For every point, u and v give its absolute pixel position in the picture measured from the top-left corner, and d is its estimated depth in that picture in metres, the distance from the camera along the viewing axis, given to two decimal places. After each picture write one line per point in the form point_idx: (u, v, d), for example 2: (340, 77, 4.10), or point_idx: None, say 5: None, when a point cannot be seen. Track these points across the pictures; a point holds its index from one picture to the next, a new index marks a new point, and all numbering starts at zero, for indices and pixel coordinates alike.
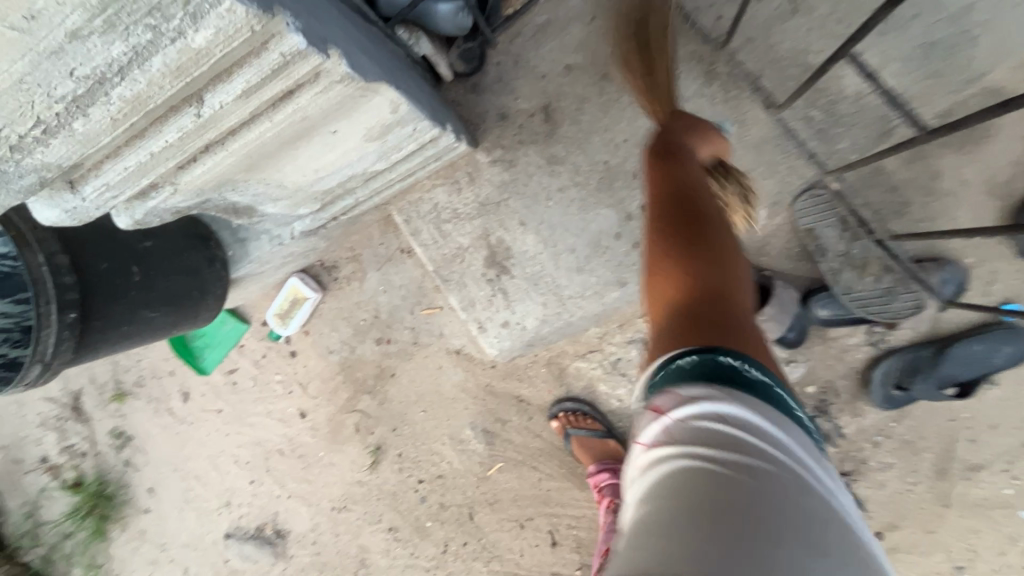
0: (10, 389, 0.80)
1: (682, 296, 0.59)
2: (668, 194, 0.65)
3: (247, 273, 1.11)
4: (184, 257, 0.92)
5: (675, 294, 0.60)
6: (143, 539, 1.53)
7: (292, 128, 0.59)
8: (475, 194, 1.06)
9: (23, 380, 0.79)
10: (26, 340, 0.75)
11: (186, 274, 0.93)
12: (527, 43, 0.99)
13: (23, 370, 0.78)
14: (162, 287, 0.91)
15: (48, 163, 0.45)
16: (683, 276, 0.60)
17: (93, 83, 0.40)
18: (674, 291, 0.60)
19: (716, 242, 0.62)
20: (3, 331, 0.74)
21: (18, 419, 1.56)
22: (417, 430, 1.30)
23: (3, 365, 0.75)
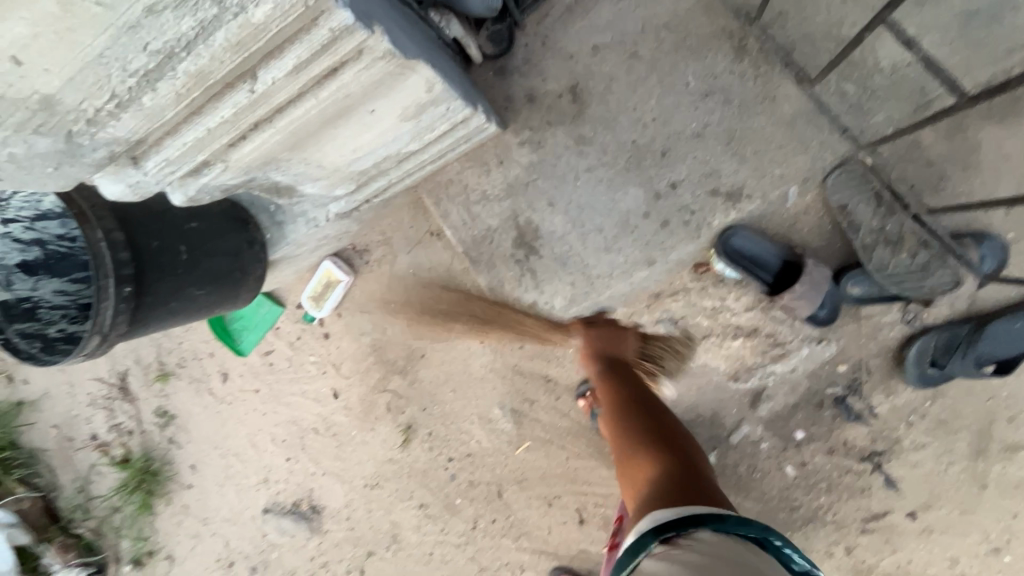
0: (71, 360, 0.85)
1: (657, 478, 0.87)
2: (624, 402, 0.99)
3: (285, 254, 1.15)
4: (227, 239, 0.96)
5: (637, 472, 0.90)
6: (186, 513, 1.61)
7: (335, 106, 0.61)
8: (503, 176, 1.08)
9: (84, 350, 0.84)
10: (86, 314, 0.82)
11: (229, 254, 0.96)
12: (556, 23, 1.00)
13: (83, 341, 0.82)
14: (207, 265, 0.94)
15: (119, 137, 0.50)
16: (645, 457, 0.91)
17: (163, 58, 0.44)
18: (642, 469, 0.90)
19: (646, 427, 0.96)
20: (63, 307, 0.84)
21: (69, 398, 1.65)
22: (446, 410, 1.33)
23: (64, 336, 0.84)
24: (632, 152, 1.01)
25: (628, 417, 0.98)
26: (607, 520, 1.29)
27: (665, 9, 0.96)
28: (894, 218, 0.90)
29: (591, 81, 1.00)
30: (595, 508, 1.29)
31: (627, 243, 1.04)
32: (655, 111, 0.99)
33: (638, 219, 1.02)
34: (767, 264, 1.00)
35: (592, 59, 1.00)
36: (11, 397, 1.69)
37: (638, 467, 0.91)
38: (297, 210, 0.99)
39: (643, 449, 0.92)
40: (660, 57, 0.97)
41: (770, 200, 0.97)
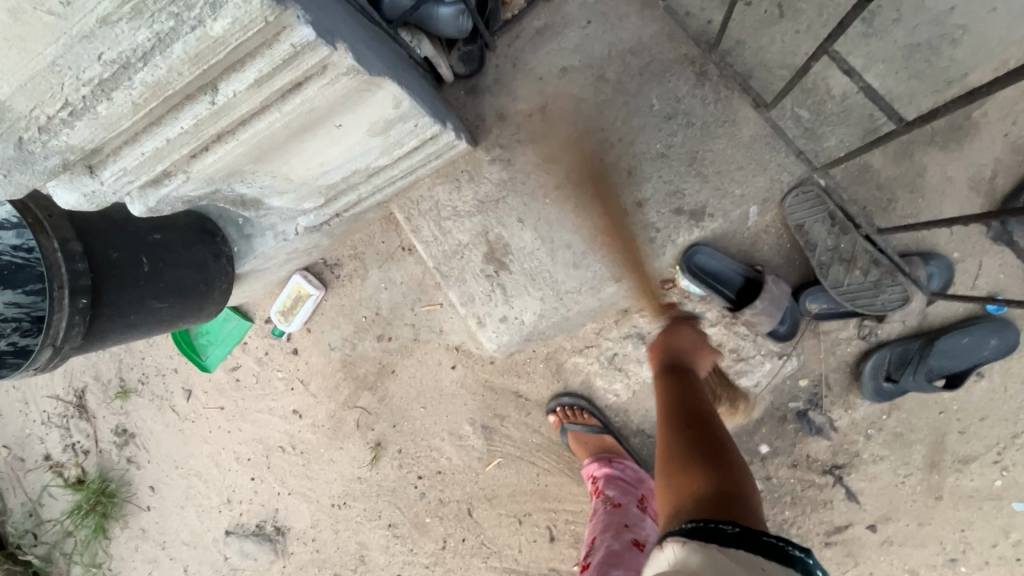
0: (20, 373, 0.82)
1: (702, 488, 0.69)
2: (672, 401, 0.87)
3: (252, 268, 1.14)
4: (194, 251, 0.95)
5: (671, 470, 0.75)
6: (144, 537, 1.55)
7: (300, 120, 0.62)
8: (474, 192, 1.09)
9: (33, 365, 0.81)
10: (37, 329, 0.78)
11: (194, 267, 0.95)
12: (526, 45, 1.03)
13: (33, 355, 0.79)
14: (170, 277, 0.93)
15: (72, 145, 0.49)
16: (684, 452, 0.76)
17: (119, 68, 0.44)
18: (678, 461, 0.75)
19: (696, 428, 0.80)
20: (13, 321, 0.76)
21: (21, 417, 1.58)
22: (417, 426, 1.32)
23: (13, 352, 0.78)
24: (600, 171, 1.03)
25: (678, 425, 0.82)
26: (578, 538, 1.28)
27: (630, 35, 1.00)
28: (848, 236, 0.94)
29: (559, 102, 1.03)
30: (566, 525, 1.28)
31: (595, 259, 1.06)
32: (621, 132, 1.02)
33: (605, 236, 1.05)
34: (729, 280, 1.02)
35: (561, 80, 1.03)
36: None
37: (674, 464, 0.75)
38: (266, 223, 0.99)
39: (688, 441, 0.78)
40: (625, 81, 1.01)
41: (731, 218, 1.00)
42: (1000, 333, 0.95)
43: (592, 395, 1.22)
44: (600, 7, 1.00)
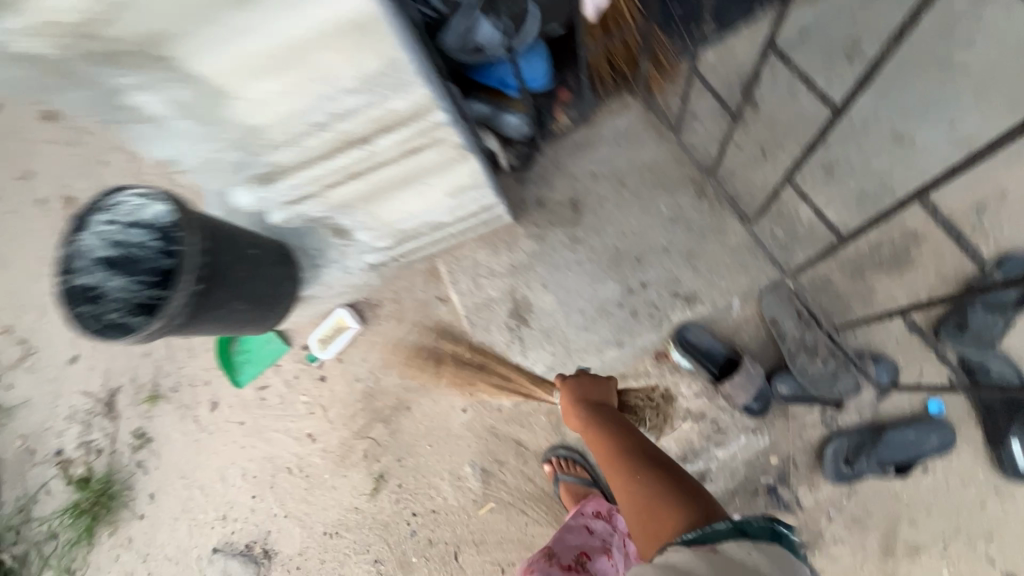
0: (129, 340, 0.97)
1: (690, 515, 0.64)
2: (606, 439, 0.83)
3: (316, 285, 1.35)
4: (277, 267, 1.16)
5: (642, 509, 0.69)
6: (129, 546, 1.57)
7: (410, 172, 0.87)
8: (509, 258, 1.32)
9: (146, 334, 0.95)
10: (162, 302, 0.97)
11: (275, 279, 1.17)
12: (566, 153, 1.32)
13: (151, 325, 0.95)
14: (256, 285, 1.13)
15: (271, 163, 0.72)
16: (649, 486, 0.70)
17: (328, 120, 0.67)
18: (646, 504, 0.69)
19: (639, 454, 0.77)
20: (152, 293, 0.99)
21: (48, 409, 1.68)
22: (420, 462, 1.43)
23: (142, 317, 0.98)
24: (614, 255, 1.28)
25: (621, 461, 0.77)
26: None
27: (648, 157, 1.30)
28: (811, 331, 1.15)
29: (588, 197, 1.30)
30: None
31: (602, 325, 1.27)
32: (634, 227, 1.28)
33: (613, 307, 1.27)
34: (714, 357, 1.21)
35: (591, 182, 1.31)
36: None
37: (642, 507, 0.69)
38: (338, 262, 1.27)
39: (639, 475, 0.73)
40: (640, 189, 1.28)
41: (717, 306, 1.23)
42: (939, 431, 1.11)
43: (585, 450, 1.34)
44: (627, 134, 1.31)
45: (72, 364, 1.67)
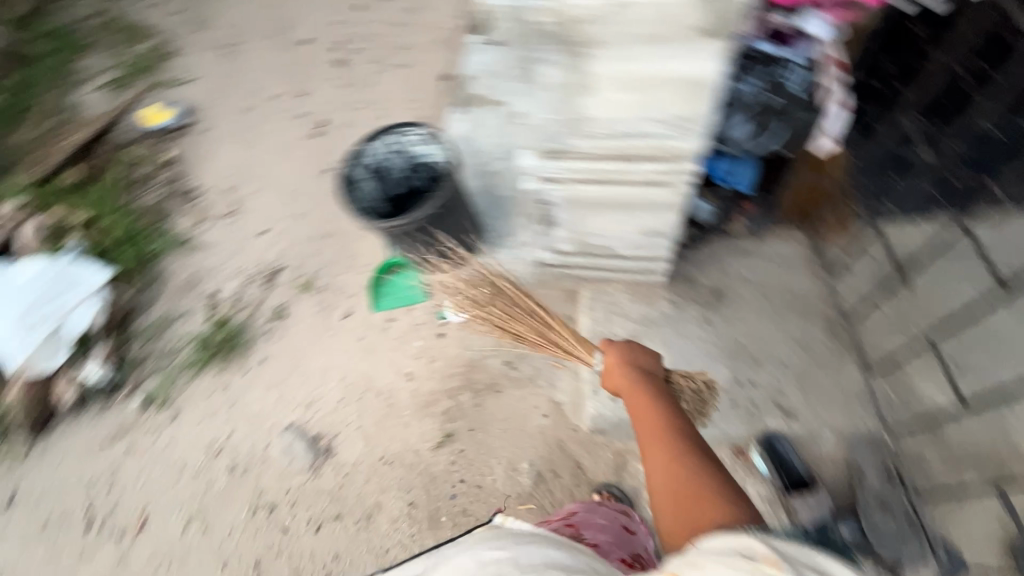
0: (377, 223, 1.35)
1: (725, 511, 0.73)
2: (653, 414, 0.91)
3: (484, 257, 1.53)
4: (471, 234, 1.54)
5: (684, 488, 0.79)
6: (224, 389, 1.82)
7: (634, 198, 1.13)
8: (643, 309, 1.52)
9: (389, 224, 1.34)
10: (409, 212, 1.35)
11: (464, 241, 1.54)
12: (730, 253, 1.56)
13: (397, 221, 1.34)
14: (454, 237, 1.51)
15: (566, 145, 1.00)
16: (696, 472, 0.80)
17: (627, 134, 0.95)
18: (691, 485, 0.78)
19: (687, 438, 0.86)
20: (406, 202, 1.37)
21: (225, 258, 2.04)
22: (487, 440, 1.58)
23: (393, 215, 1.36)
24: (735, 346, 1.44)
25: (669, 437, 0.86)
26: None
27: (798, 286, 1.51)
28: (893, 490, 1.25)
29: (733, 293, 1.51)
30: None
31: None
32: (763, 333, 1.45)
33: (717, 387, 1.41)
34: (792, 472, 1.31)
35: (740, 282, 1.52)
36: (184, 235, 2.11)
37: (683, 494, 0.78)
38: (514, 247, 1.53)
39: (680, 459, 0.82)
40: (781, 307, 1.48)
41: (811, 431, 1.36)
42: None
43: (635, 499, 1.46)
44: (788, 262, 1.54)
45: (259, 236, 2.05)
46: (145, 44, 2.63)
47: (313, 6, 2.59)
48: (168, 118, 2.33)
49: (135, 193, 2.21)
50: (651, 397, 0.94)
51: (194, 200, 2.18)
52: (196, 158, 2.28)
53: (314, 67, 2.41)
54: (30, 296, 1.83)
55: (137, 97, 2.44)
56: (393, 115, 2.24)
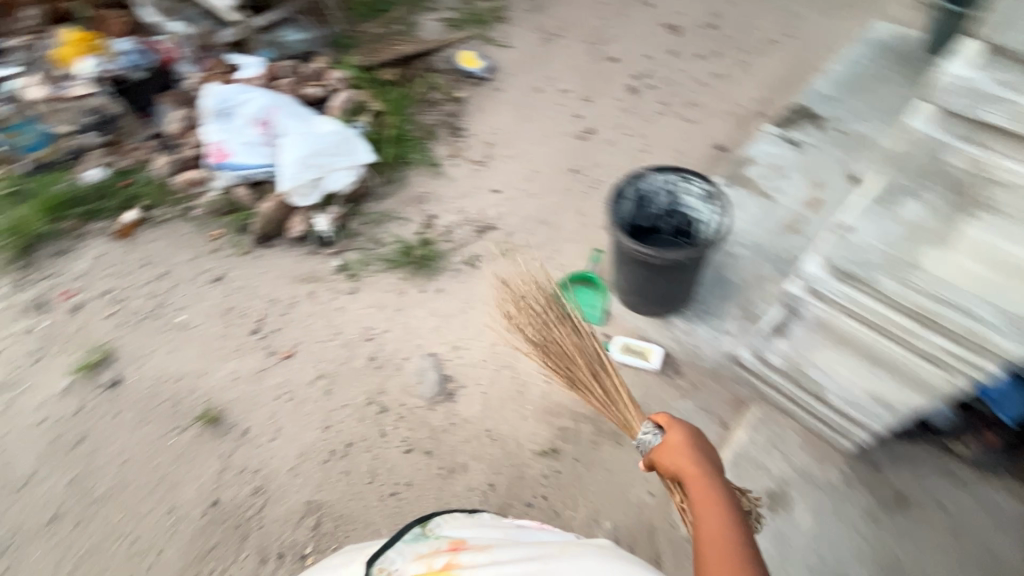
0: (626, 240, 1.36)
1: None
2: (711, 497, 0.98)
3: (685, 321, 1.66)
4: (679, 296, 1.52)
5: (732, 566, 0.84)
6: (399, 294, 2.02)
7: (895, 358, 1.18)
8: (810, 464, 1.45)
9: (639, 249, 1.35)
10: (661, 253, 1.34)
11: (668, 299, 1.53)
12: (937, 470, 1.45)
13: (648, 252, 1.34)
14: (667, 291, 1.49)
15: (874, 277, 1.10)
16: (724, 546, 0.88)
17: (942, 299, 1.04)
18: (718, 557, 0.87)
19: (739, 526, 0.92)
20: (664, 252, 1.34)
21: (457, 195, 2.27)
22: (585, 479, 1.58)
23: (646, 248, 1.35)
24: (894, 564, 1.32)
25: (706, 511, 0.95)
26: None
27: (997, 550, 1.34)
28: None
29: (919, 511, 1.39)
30: None
31: None
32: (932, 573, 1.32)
33: None
34: None
35: (932, 505, 1.40)
36: (437, 159, 2.39)
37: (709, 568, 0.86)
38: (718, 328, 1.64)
39: (709, 533, 0.91)
40: (966, 560, 1.33)
41: None
42: None
43: None
44: (1000, 522, 1.37)
45: (491, 192, 2.25)
46: (489, 3, 3.03)
47: (637, 33, 2.76)
48: (476, 66, 2.64)
49: (420, 109, 2.56)
50: (697, 475, 1.04)
51: (459, 137, 2.46)
52: (479, 106, 2.56)
53: (610, 81, 2.57)
54: (318, 144, 2.21)
55: (462, 41, 2.83)
56: (656, 152, 2.30)
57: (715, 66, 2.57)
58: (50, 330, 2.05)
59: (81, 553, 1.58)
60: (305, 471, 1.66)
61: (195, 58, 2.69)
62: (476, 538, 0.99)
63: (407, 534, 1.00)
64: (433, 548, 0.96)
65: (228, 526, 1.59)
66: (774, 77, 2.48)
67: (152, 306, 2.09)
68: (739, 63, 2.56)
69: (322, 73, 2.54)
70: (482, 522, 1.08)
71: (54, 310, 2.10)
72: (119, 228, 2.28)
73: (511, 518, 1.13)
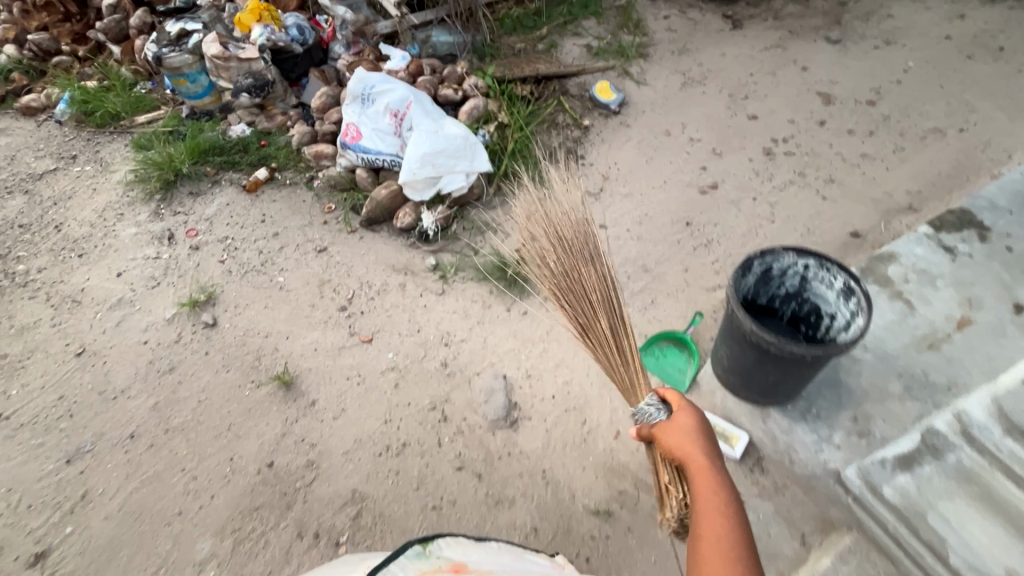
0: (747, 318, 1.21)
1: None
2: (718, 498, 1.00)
3: (783, 417, 1.48)
4: (789, 390, 1.34)
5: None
6: (485, 306, 2.01)
7: None
8: None
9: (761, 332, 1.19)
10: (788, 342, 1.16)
11: (776, 390, 1.35)
12: None
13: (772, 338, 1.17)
14: (778, 383, 1.32)
15: None
16: (728, 537, 0.93)
17: None
18: (722, 547, 0.92)
19: (744, 526, 0.96)
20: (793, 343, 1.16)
21: None
22: (634, 552, 1.48)
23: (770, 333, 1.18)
24: None
25: (713, 501, 1.00)
26: None
27: None
28: None
29: None
30: None
31: None
32: None
33: None
34: None
35: None
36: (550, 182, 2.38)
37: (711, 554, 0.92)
38: (823, 437, 1.42)
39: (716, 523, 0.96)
40: None
41: None
42: None
43: None
44: None
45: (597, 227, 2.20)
46: (633, 38, 3.01)
47: (784, 95, 2.62)
48: (610, 97, 2.60)
49: (544, 129, 2.57)
50: (705, 463, 1.07)
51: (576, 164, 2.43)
52: (602, 138, 2.53)
53: (745, 139, 2.44)
54: (442, 143, 2.25)
55: (599, 70, 2.82)
56: (780, 223, 2.14)
57: (865, 145, 2.38)
58: (170, 262, 2.24)
59: (146, 475, 1.69)
60: (357, 459, 1.68)
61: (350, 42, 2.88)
62: (475, 563, 0.95)
63: (409, 551, 0.90)
64: (435, 567, 0.90)
65: (276, 491, 1.63)
66: (933, 171, 2.25)
67: (259, 261, 2.23)
68: (893, 148, 2.35)
69: (461, 78, 2.62)
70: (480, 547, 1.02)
71: (178, 245, 2.29)
72: (248, 182, 2.46)
73: (505, 544, 1.09)
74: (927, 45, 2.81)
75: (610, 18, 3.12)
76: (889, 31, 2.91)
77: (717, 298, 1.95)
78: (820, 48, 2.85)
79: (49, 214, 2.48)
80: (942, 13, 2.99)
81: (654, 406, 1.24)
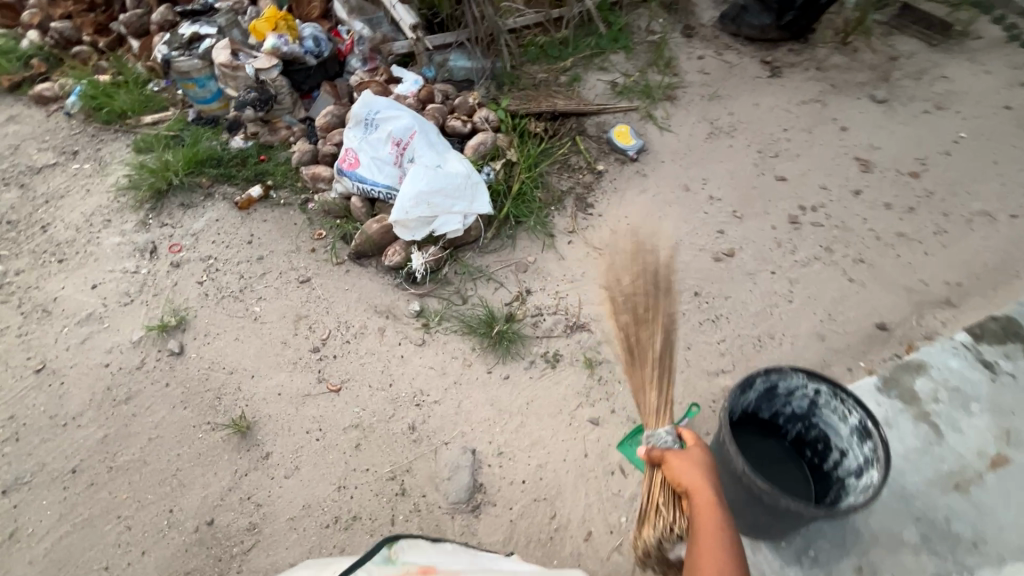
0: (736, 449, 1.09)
1: None
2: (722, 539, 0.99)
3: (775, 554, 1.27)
4: (781, 532, 1.17)
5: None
6: (464, 365, 1.86)
7: None
8: None
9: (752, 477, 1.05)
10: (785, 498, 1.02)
11: (766, 529, 1.18)
12: None
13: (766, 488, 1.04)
14: (769, 525, 1.15)
15: None
16: None
17: None
18: None
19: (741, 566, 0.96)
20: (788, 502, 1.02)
21: (560, 277, 2.09)
22: None
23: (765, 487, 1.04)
24: None
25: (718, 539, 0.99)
26: None
27: None
28: None
29: None
30: None
31: None
32: None
33: None
34: None
35: None
36: (554, 230, 2.23)
37: None
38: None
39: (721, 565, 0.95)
40: None
41: None
42: None
43: None
44: None
45: (597, 287, 2.04)
46: (661, 79, 2.84)
47: (817, 157, 2.42)
48: (628, 142, 2.45)
49: (555, 171, 2.42)
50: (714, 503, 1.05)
51: (585, 213, 2.28)
52: (615, 186, 2.37)
53: (769, 203, 2.25)
54: (441, 182, 2.12)
55: (621, 111, 2.66)
56: (798, 304, 1.95)
57: (903, 223, 2.17)
58: (147, 278, 2.14)
59: (79, 519, 1.58)
60: (301, 528, 1.54)
61: (366, 57, 2.76)
62: (442, 565, 0.99)
63: (377, 556, 0.97)
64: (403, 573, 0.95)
65: (211, 555, 1.51)
66: (976, 261, 2.04)
67: (238, 287, 2.12)
68: (934, 229, 2.14)
69: (472, 108, 2.48)
70: (439, 550, 1.05)
71: (158, 261, 2.20)
72: (241, 199, 2.35)
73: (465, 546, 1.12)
74: (982, 114, 2.58)
75: (640, 55, 2.96)
76: (941, 95, 2.69)
77: (718, 384, 1.77)
78: (863, 107, 2.65)
79: (37, 213, 2.41)
80: (1001, 79, 2.76)
81: (670, 437, 1.21)
